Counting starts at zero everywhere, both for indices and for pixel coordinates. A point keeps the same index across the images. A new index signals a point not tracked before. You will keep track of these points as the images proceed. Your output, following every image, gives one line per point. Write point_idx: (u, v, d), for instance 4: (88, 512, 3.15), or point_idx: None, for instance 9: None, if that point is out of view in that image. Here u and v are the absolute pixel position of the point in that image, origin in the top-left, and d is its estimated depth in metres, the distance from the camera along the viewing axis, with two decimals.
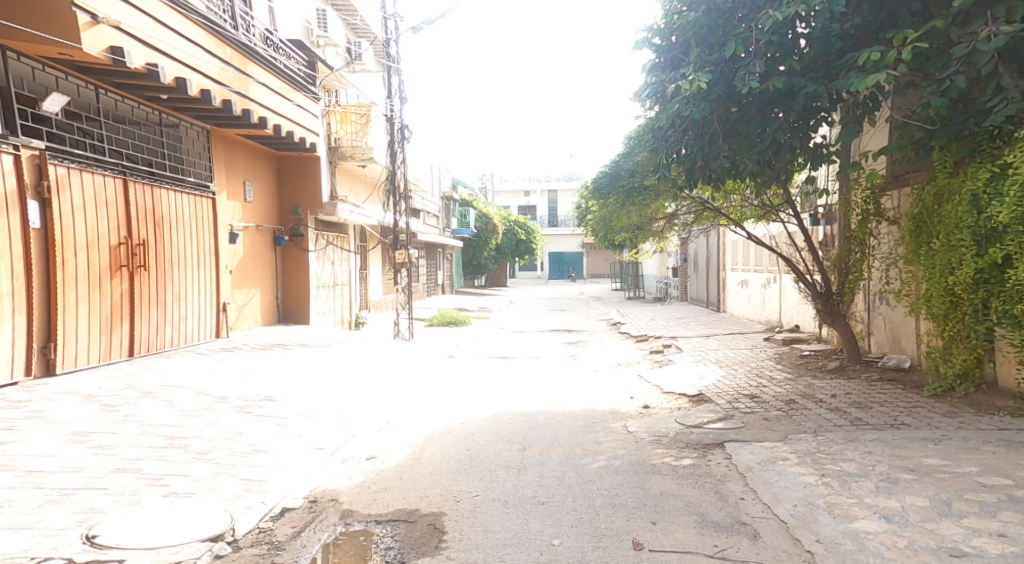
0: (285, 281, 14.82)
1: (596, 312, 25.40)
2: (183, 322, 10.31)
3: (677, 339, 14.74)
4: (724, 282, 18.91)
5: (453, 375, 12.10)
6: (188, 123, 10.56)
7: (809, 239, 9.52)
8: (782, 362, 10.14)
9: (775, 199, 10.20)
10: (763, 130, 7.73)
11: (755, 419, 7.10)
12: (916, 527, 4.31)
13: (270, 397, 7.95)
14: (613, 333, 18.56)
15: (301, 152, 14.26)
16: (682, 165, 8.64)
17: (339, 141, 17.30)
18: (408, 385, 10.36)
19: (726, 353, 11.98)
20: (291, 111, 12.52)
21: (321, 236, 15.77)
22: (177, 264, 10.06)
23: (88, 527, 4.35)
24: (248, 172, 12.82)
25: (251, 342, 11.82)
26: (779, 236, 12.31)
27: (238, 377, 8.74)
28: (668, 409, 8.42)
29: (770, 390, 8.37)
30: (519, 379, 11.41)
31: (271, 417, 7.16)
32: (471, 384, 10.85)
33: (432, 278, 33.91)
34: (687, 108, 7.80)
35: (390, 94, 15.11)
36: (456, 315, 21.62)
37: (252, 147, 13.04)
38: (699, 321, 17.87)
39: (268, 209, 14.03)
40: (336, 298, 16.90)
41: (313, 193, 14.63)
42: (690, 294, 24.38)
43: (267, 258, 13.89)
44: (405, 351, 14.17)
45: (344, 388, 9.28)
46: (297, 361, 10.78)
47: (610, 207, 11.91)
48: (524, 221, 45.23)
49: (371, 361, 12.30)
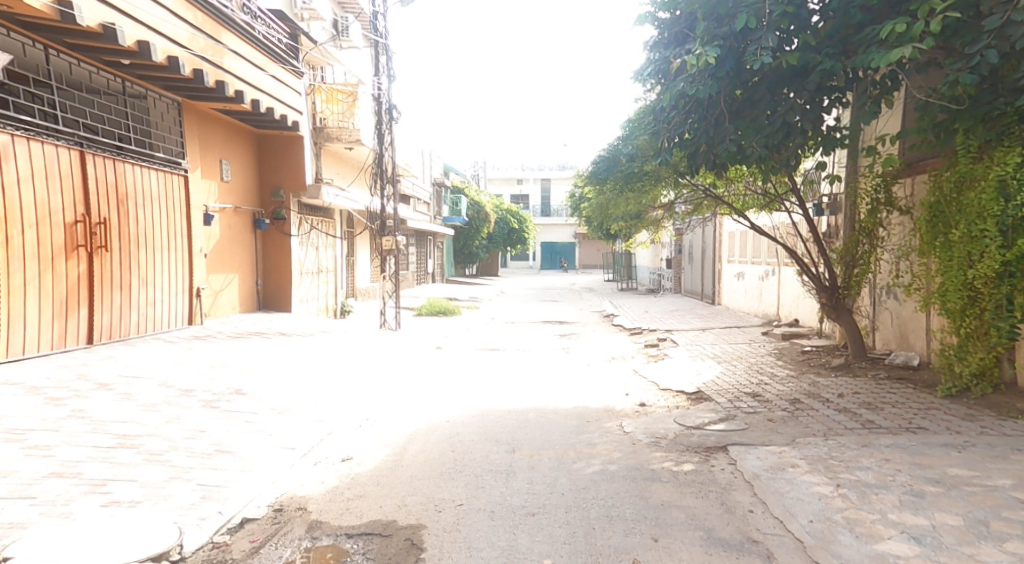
0: (265, 266, 14.29)
1: (589, 302, 24.97)
2: (151, 308, 9.80)
3: (672, 333, 14.27)
4: (719, 274, 18.50)
5: (439, 367, 11.62)
6: (155, 94, 10.08)
7: (813, 229, 9.06)
8: (782, 358, 9.65)
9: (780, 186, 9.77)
10: (773, 112, 7.36)
11: (758, 420, 6.64)
12: (952, 551, 3.86)
13: (241, 390, 7.43)
14: (606, 325, 18.14)
15: (283, 131, 13.73)
16: (687, 149, 8.25)
17: (325, 121, 17.03)
18: (391, 378, 9.85)
19: (723, 347, 11.52)
20: (269, 85, 12.19)
21: (304, 220, 15.21)
22: (144, 246, 9.53)
23: (3, 546, 3.87)
24: (224, 151, 12.32)
25: (227, 330, 11.27)
26: (782, 224, 11.84)
27: (208, 368, 8.22)
28: (665, 407, 7.98)
29: (772, 387, 7.90)
30: (508, 373, 10.93)
31: (240, 413, 6.64)
32: (458, 378, 10.38)
33: (422, 267, 33.37)
34: (693, 87, 7.38)
35: (378, 72, 14.55)
36: (445, 305, 21.11)
37: (229, 124, 12.55)
38: (693, 314, 17.44)
39: (247, 191, 13.49)
40: (320, 285, 16.35)
41: (296, 175, 14.09)
42: (685, 286, 23.97)
43: (246, 243, 13.38)
44: (390, 341, 13.66)
45: (321, 381, 8.76)
46: (275, 352, 10.25)
47: (606, 194, 11.42)
48: (516, 210, 44.68)
49: (355, 352, 11.78)
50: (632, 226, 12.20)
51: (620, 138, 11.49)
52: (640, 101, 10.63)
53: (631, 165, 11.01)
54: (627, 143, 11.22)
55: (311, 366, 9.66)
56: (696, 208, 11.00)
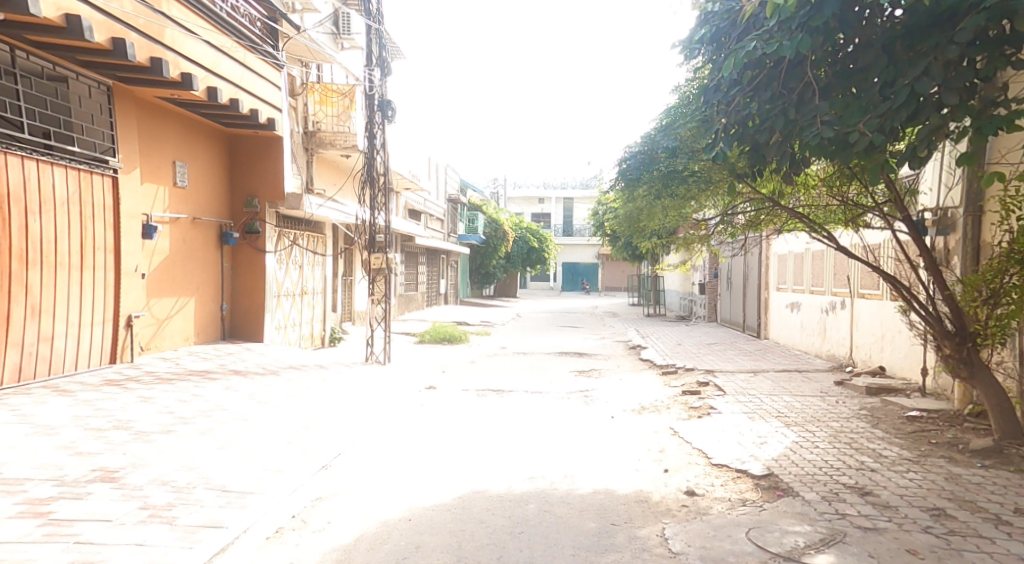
0: (234, 289, 12.03)
1: (611, 331, 22.61)
2: (46, 345, 7.61)
3: (716, 376, 11.87)
4: (767, 304, 16.21)
5: (430, 416, 9.35)
6: (71, 73, 7.96)
7: (922, 245, 6.67)
8: (881, 425, 7.25)
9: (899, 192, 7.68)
10: (889, 90, 5.34)
11: (891, 548, 4.39)
12: None
13: (112, 476, 5.11)
14: (632, 360, 15.81)
15: (257, 130, 11.48)
16: (749, 145, 6.36)
17: (319, 125, 15.06)
18: (363, 433, 7.55)
19: (787, 401, 9.07)
20: (234, 71, 10.00)
21: (285, 234, 12.98)
22: (33, 265, 7.38)
23: None
24: (181, 152, 10.08)
25: (162, 368, 9.05)
26: (873, 246, 9.57)
27: (87, 435, 5.94)
28: (726, 502, 5.60)
29: (890, 484, 5.48)
30: (514, 429, 8.53)
31: (79, 524, 4.32)
32: (450, 435, 8.06)
33: (432, 287, 31.29)
34: (772, 43, 5.68)
35: (370, 63, 12.32)
36: (451, 331, 18.84)
37: (190, 120, 10.35)
38: (737, 350, 15.02)
39: (211, 205, 11.08)
40: (304, 309, 14.17)
41: (273, 181, 11.81)
42: (720, 315, 21.60)
43: (210, 259, 11.10)
44: (377, 378, 11.46)
45: (248, 444, 6.42)
46: (213, 397, 7.96)
47: (637, 203, 9.07)
48: (537, 229, 42.59)
49: (331, 394, 9.57)
50: (667, 243, 9.87)
51: (658, 128, 9.19)
52: (692, 84, 8.43)
53: (672, 161, 8.72)
54: (667, 134, 8.92)
55: (256, 420, 7.34)
56: (756, 221, 8.62)
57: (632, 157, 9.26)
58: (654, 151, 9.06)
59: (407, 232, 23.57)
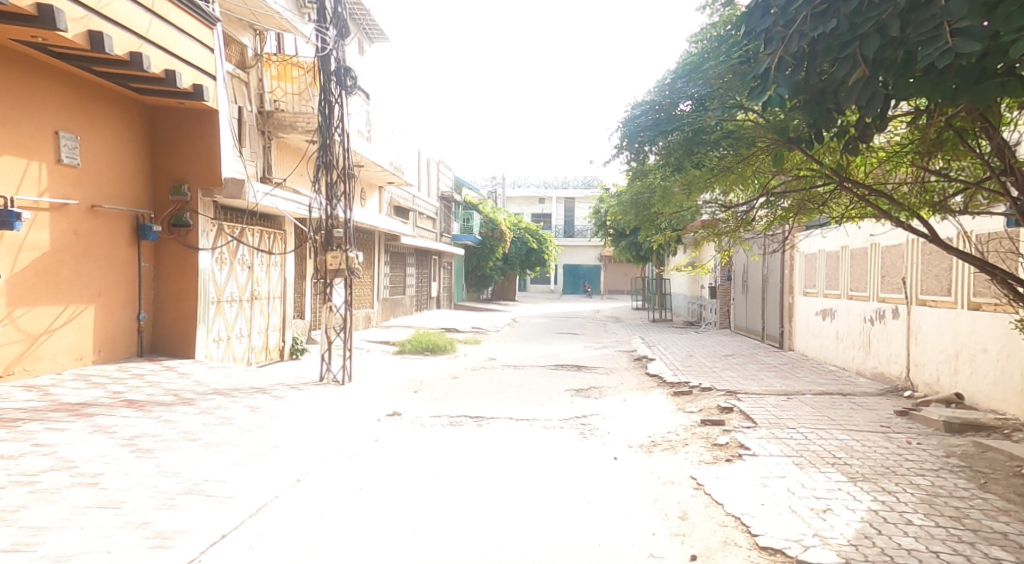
0: (157, 297, 10.00)
1: (613, 338, 20.64)
2: None
3: (739, 399, 9.80)
4: (792, 310, 14.24)
5: (381, 455, 7.35)
6: None
7: None
8: (993, 497, 5.25)
9: (976, 167, 5.98)
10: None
11: None
12: None
13: None
14: (636, 374, 13.76)
15: (185, 102, 9.38)
16: (811, 90, 4.62)
17: (277, 104, 12.97)
18: (283, 501, 5.60)
19: (840, 441, 6.99)
20: (132, 18, 7.89)
21: (226, 230, 10.85)
22: None
23: None
24: (64, 122, 8.12)
25: (18, 402, 6.97)
26: (976, 233, 7.57)
27: None
28: None
29: None
30: (489, 481, 6.48)
31: None
32: (411, 491, 6.10)
33: (423, 290, 29.34)
34: None
35: (321, 20, 10.09)
36: (435, 339, 16.85)
37: (84, 79, 8.38)
38: (759, 365, 12.98)
39: (125, 185, 9.23)
40: (254, 316, 12.03)
41: (206, 164, 9.80)
42: (735, 321, 19.61)
43: (117, 256, 9.11)
44: (328, 403, 9.47)
45: (60, 535, 4.44)
46: (64, 447, 5.90)
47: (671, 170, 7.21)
48: (536, 229, 40.58)
49: (255, 428, 7.49)
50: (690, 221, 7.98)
51: (680, 72, 7.21)
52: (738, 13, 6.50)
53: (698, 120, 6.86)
54: (693, 80, 6.97)
55: (107, 484, 5.31)
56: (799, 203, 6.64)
57: (642, 114, 7.48)
58: (672, 105, 7.19)
59: (391, 231, 21.54)
